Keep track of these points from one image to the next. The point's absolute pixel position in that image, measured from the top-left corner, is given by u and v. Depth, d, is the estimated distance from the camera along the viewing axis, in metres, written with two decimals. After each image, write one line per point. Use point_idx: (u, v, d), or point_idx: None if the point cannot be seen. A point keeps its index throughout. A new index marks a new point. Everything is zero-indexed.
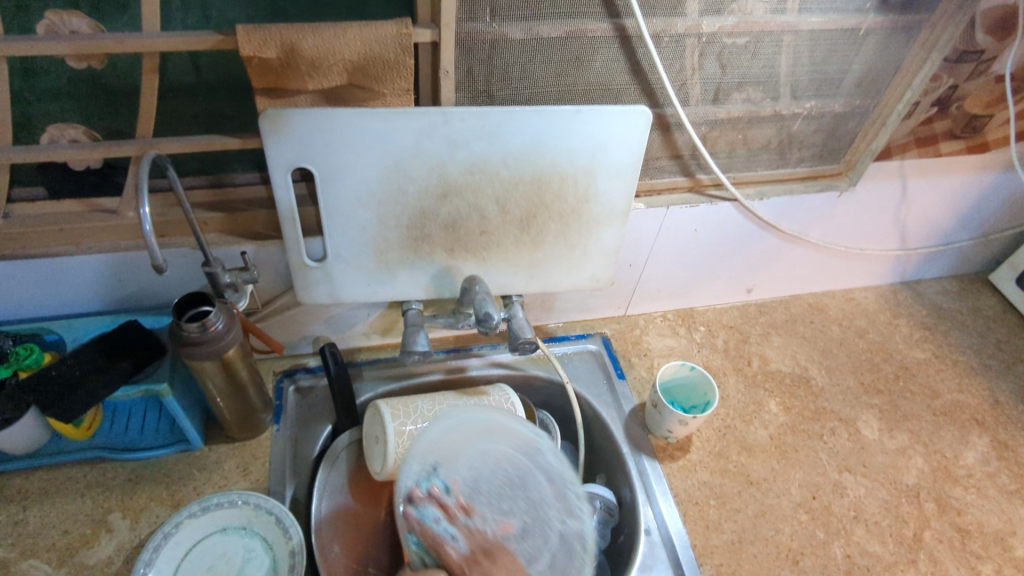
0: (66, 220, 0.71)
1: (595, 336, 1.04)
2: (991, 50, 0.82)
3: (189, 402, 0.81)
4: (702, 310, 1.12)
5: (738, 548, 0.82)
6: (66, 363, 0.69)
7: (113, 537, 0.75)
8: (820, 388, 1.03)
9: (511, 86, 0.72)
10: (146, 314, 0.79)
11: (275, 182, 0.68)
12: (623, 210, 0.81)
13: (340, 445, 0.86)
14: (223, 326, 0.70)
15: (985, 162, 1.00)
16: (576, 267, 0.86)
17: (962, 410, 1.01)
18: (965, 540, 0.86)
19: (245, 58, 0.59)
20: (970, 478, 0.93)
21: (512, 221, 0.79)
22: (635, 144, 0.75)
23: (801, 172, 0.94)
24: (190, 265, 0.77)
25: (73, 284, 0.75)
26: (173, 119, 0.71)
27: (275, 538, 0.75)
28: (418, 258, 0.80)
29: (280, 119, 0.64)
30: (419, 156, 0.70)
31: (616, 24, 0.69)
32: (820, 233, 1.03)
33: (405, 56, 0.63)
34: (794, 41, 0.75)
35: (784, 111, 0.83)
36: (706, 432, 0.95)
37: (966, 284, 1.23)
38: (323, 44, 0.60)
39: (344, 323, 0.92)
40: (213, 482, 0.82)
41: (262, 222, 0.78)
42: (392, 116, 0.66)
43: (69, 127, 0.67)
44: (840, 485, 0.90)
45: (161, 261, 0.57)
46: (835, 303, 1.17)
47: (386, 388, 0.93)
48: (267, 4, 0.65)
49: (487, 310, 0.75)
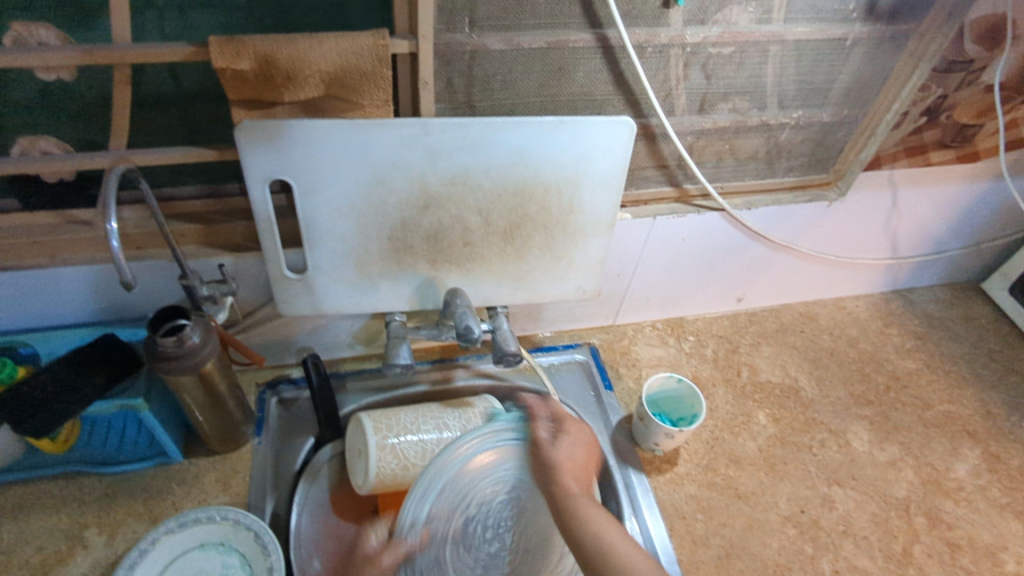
0: (40, 233, 0.71)
1: (582, 346, 1.03)
2: (980, 60, 0.81)
3: (168, 414, 0.80)
4: (692, 319, 1.11)
5: (725, 563, 0.81)
6: (39, 378, 0.67)
7: (89, 553, 0.74)
8: (810, 399, 1.02)
9: (492, 97, 0.71)
10: (123, 327, 0.78)
11: (253, 194, 0.67)
12: (608, 221, 0.80)
13: (322, 460, 0.85)
14: (200, 339, 0.69)
15: (975, 172, 0.99)
16: (561, 278, 0.85)
17: (953, 421, 1.00)
18: (955, 555, 0.85)
19: (218, 70, 0.58)
20: (960, 491, 0.92)
21: (495, 233, 0.78)
22: (618, 156, 0.74)
23: (790, 181, 0.93)
24: (168, 277, 0.76)
25: (49, 297, 0.74)
26: (150, 130, 0.70)
27: (253, 554, 0.73)
28: (400, 269, 0.79)
29: (255, 131, 0.63)
30: (400, 167, 0.69)
31: (598, 34, 0.68)
32: (811, 242, 1.02)
33: (383, 67, 0.62)
34: (780, 51, 0.74)
35: (771, 121, 0.82)
36: (694, 444, 0.93)
37: (959, 293, 1.22)
38: (298, 56, 0.59)
39: (328, 334, 0.91)
40: (191, 497, 0.81)
41: (241, 234, 0.76)
42: (371, 128, 0.65)
43: (40, 139, 0.65)
44: (828, 498, 0.89)
45: (130, 276, 0.55)
46: (826, 312, 1.16)
47: (370, 399, 0.91)
48: (244, 14, 0.64)
49: (468, 323, 0.74)
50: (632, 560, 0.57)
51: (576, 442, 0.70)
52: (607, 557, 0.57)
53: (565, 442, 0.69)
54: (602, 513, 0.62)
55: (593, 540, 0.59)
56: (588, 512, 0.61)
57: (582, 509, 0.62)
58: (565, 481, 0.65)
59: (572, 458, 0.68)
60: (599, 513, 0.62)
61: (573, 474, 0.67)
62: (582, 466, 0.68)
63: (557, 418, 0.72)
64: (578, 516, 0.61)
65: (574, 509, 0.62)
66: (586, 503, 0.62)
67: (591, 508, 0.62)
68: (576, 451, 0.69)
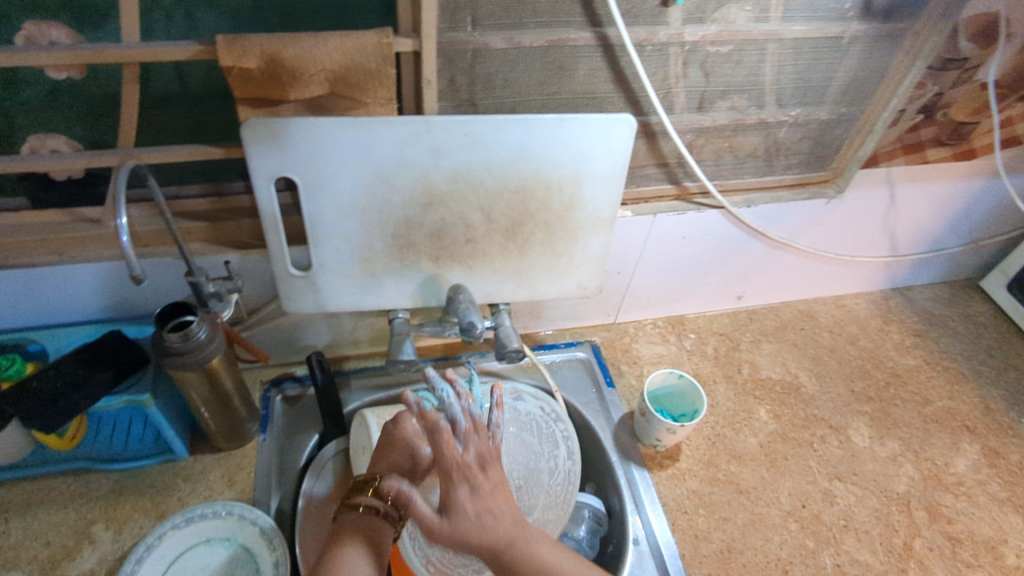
0: (47, 230, 0.71)
1: (584, 343, 1.04)
2: (976, 57, 0.82)
3: (175, 411, 0.80)
4: (692, 317, 1.12)
5: (727, 558, 0.82)
6: (48, 374, 0.69)
7: (96, 548, 0.75)
8: (810, 395, 1.02)
9: (494, 95, 0.72)
10: (130, 324, 0.78)
11: (259, 192, 0.68)
12: (608, 219, 0.81)
13: (326, 455, 0.86)
14: (206, 335, 0.69)
15: (971, 170, 0.99)
16: (562, 275, 0.86)
17: (953, 417, 1.01)
18: (956, 549, 0.85)
19: (225, 68, 0.59)
20: (960, 486, 0.92)
21: (497, 230, 0.79)
22: (619, 153, 0.75)
23: (788, 179, 0.94)
24: (174, 275, 0.77)
25: (58, 294, 0.75)
26: (157, 129, 0.71)
27: (259, 549, 0.74)
28: (403, 266, 0.80)
29: (261, 128, 0.64)
30: (403, 165, 0.70)
31: (598, 33, 0.69)
32: (810, 240, 1.03)
33: (387, 66, 0.63)
34: (778, 50, 0.75)
35: (769, 119, 0.83)
36: (696, 440, 0.94)
37: (957, 290, 1.23)
38: (303, 54, 0.60)
39: (332, 332, 0.92)
40: (197, 493, 0.81)
41: (246, 232, 0.77)
42: (375, 125, 0.66)
43: (50, 138, 0.67)
44: (829, 493, 0.90)
45: (139, 271, 0.56)
46: (826, 310, 1.17)
47: (374, 397, 0.92)
48: (250, 14, 0.65)
49: (471, 319, 0.75)
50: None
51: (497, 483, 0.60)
52: None
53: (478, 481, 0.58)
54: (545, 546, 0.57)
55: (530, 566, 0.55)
56: (532, 548, 0.56)
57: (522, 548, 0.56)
58: (491, 533, 0.56)
59: (498, 502, 0.58)
60: (546, 545, 0.57)
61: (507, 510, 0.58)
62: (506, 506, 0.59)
63: (480, 453, 0.60)
64: (526, 551, 0.56)
65: (513, 555, 0.56)
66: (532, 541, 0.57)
67: (534, 532, 0.58)
68: (496, 492, 0.59)
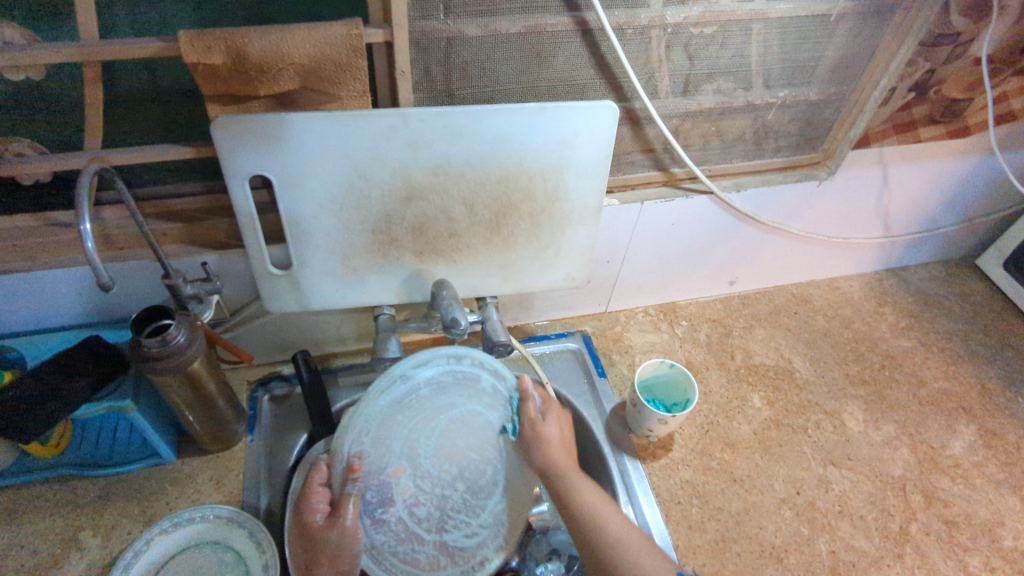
0: (19, 236, 0.70)
1: (575, 334, 1.03)
2: (968, 32, 0.80)
3: (159, 415, 0.80)
4: (684, 304, 1.11)
5: (722, 547, 0.81)
6: (25, 383, 0.66)
7: (84, 555, 0.74)
8: (804, 380, 1.01)
9: (472, 85, 0.70)
10: (109, 328, 0.77)
11: (233, 190, 0.66)
12: (594, 208, 0.79)
13: (314, 456, 0.82)
14: (185, 338, 0.68)
15: (965, 148, 0.97)
16: (549, 266, 0.85)
17: (949, 399, 1.00)
18: (952, 532, 0.85)
19: (190, 65, 0.57)
20: (957, 468, 0.91)
21: (480, 222, 0.77)
22: (602, 141, 0.73)
23: (778, 162, 0.92)
24: (151, 278, 0.75)
25: (34, 302, 0.74)
26: (126, 129, 0.70)
27: (248, 551, 0.73)
28: (386, 262, 0.78)
29: (231, 126, 0.62)
30: (380, 158, 0.68)
31: (577, 17, 0.67)
32: (802, 223, 1.01)
33: (357, 57, 0.61)
34: (763, 29, 0.73)
35: (756, 101, 0.81)
36: (689, 429, 0.93)
37: (952, 270, 1.21)
38: (270, 48, 0.58)
39: (318, 330, 0.91)
40: (185, 497, 0.80)
41: (224, 231, 0.76)
42: (350, 119, 0.64)
43: (13, 142, 0.63)
44: (825, 480, 0.89)
45: (107, 279, 0.55)
46: (820, 293, 1.15)
47: (362, 394, 0.91)
48: (214, 7, 0.63)
49: (454, 315, 0.73)
50: (621, 538, 0.64)
51: (557, 418, 0.74)
52: (599, 524, 0.65)
53: (541, 420, 0.73)
54: (587, 483, 0.69)
55: (582, 513, 0.66)
56: (576, 480, 0.69)
57: (570, 484, 0.68)
58: (551, 461, 0.70)
59: (554, 442, 0.71)
60: (588, 484, 0.69)
61: (561, 449, 0.71)
62: (564, 443, 0.72)
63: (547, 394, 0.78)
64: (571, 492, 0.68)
65: (563, 480, 0.69)
66: (576, 481, 0.69)
67: (585, 481, 0.69)
68: (562, 424, 0.74)
